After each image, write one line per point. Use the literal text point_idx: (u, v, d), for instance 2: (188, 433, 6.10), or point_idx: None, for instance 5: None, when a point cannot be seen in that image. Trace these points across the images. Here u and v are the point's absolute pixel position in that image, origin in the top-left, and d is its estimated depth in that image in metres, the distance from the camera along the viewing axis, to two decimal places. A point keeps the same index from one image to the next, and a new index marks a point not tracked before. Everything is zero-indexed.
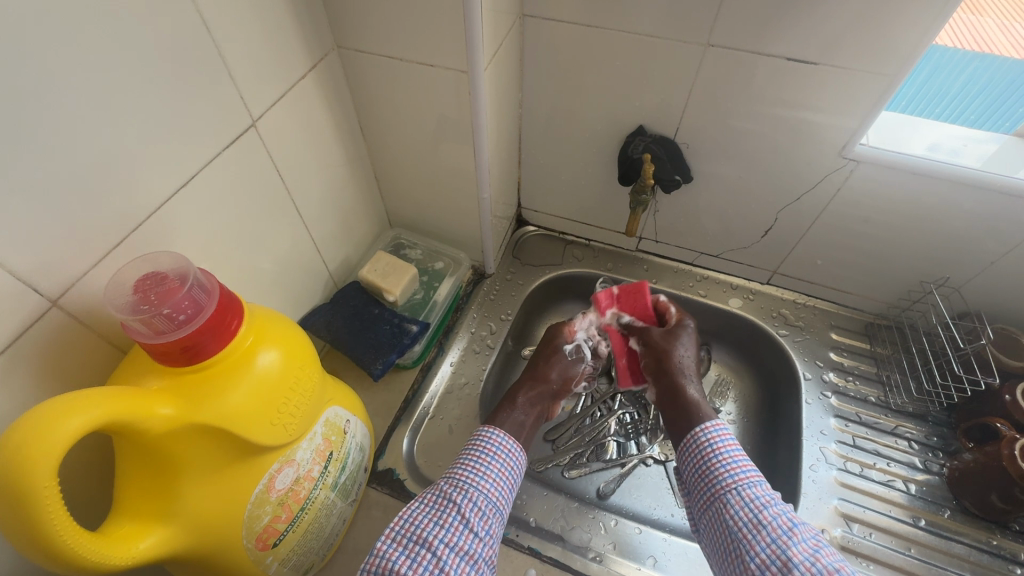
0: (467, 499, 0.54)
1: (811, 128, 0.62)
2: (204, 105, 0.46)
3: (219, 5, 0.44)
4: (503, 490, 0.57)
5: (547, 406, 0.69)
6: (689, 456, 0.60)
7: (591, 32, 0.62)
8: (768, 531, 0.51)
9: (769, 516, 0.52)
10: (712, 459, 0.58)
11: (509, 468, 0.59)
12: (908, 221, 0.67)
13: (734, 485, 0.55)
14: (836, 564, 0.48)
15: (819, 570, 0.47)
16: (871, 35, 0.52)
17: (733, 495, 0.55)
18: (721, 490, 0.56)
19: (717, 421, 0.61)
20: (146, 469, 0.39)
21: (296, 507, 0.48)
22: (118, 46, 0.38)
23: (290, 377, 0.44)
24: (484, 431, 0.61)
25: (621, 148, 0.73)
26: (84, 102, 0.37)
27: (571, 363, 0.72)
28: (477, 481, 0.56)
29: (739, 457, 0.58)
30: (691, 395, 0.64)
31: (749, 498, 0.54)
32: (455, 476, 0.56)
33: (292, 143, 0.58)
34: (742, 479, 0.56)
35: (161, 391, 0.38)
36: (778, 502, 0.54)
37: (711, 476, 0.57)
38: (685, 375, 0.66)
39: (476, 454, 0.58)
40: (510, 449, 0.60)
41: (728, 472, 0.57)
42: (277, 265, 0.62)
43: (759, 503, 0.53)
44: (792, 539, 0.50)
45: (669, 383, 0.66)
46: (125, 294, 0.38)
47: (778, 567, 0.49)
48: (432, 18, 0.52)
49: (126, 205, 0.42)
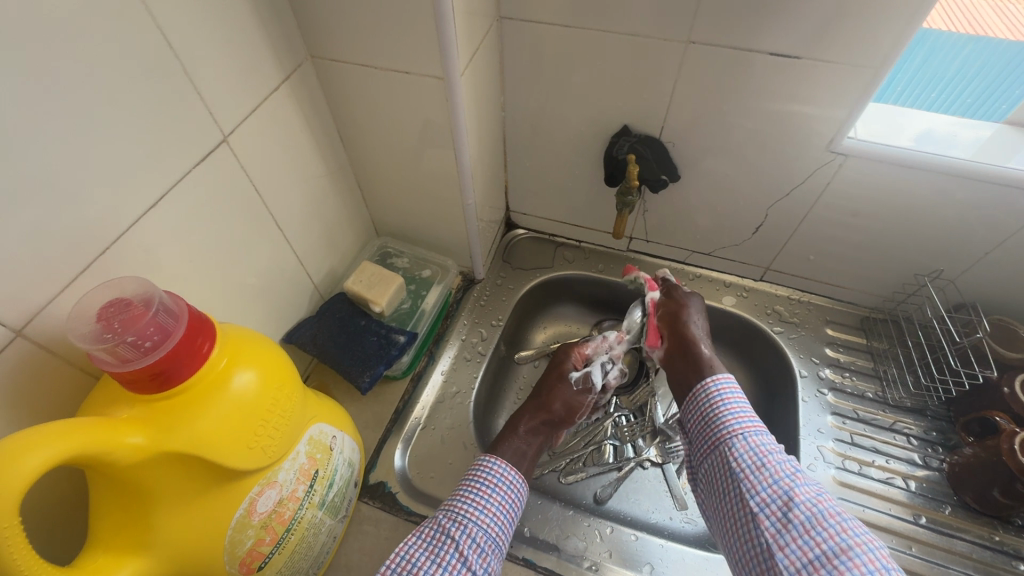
0: (465, 534, 0.53)
1: (797, 122, 0.61)
2: (171, 123, 0.45)
3: (183, 21, 0.43)
4: (502, 524, 0.56)
5: (553, 430, 0.68)
6: (698, 405, 0.60)
7: (569, 32, 0.61)
8: (770, 474, 0.52)
9: (772, 461, 0.53)
10: (721, 407, 0.58)
11: (509, 499, 0.58)
12: (901, 212, 0.65)
13: (739, 431, 0.56)
14: (836, 508, 0.48)
15: (819, 511, 0.48)
16: (856, 28, 0.51)
17: (738, 440, 0.55)
18: (727, 434, 0.56)
19: (731, 376, 0.60)
20: (119, 499, 0.38)
21: (281, 528, 0.48)
22: (76, 68, 0.37)
23: (267, 398, 0.43)
24: (484, 461, 0.60)
25: (606, 148, 0.72)
26: (42, 126, 0.36)
27: (576, 393, 0.70)
28: (476, 515, 0.55)
29: (746, 407, 0.58)
30: (702, 349, 0.64)
31: (754, 444, 0.54)
32: (454, 510, 0.55)
33: (267, 157, 0.57)
34: (749, 426, 0.56)
35: (132, 420, 0.37)
36: (780, 451, 0.54)
37: (719, 422, 0.57)
38: (694, 331, 0.65)
39: (477, 486, 0.57)
40: (512, 481, 0.59)
41: (735, 420, 0.56)
42: (259, 281, 0.61)
43: (764, 449, 0.54)
44: (793, 482, 0.51)
45: (681, 337, 0.65)
46: (87, 322, 0.37)
47: (778, 505, 0.50)
48: (404, 25, 0.51)
49: (90, 230, 0.41)
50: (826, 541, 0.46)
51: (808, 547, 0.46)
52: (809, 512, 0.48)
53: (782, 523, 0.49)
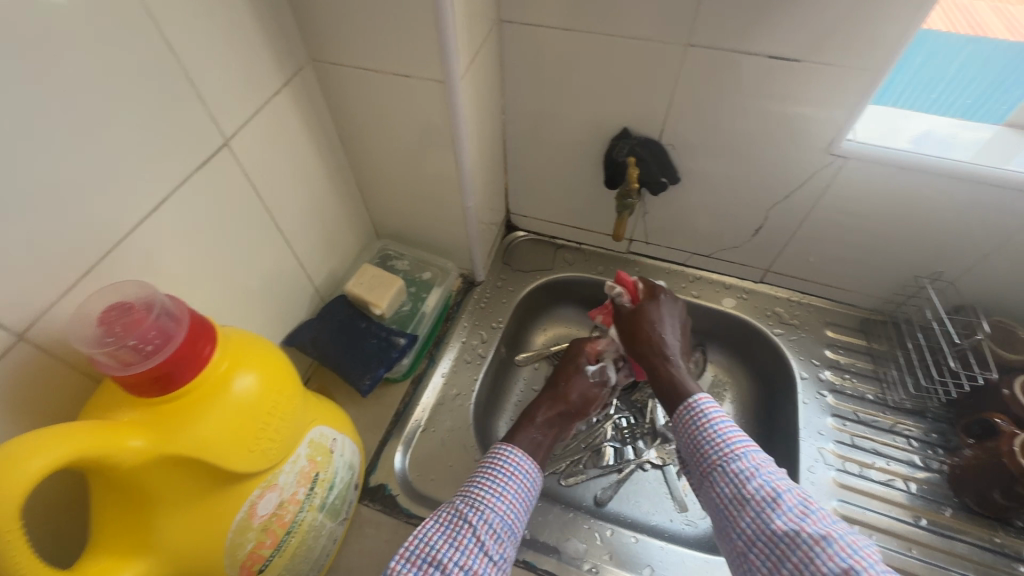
0: (483, 520, 0.53)
1: (798, 125, 0.61)
2: (172, 127, 0.45)
3: (185, 26, 0.43)
4: (518, 511, 0.56)
5: (570, 420, 0.68)
6: (681, 435, 0.59)
7: (569, 35, 0.61)
8: (752, 505, 0.50)
9: (753, 489, 0.51)
10: (700, 438, 0.57)
11: (524, 488, 0.58)
12: (901, 215, 0.65)
13: (719, 462, 0.54)
14: (824, 530, 0.46)
15: (804, 540, 0.46)
16: (855, 31, 0.52)
17: (719, 472, 0.54)
18: (709, 467, 0.55)
19: (701, 395, 0.60)
20: (120, 502, 0.38)
21: (282, 531, 0.48)
22: (77, 71, 0.37)
23: (268, 401, 0.43)
24: (500, 449, 0.60)
25: (606, 151, 0.72)
26: (44, 129, 0.36)
27: (592, 385, 0.71)
28: (492, 502, 0.54)
29: (725, 431, 0.56)
30: (671, 371, 0.64)
31: (735, 473, 0.53)
32: (471, 495, 0.55)
33: (268, 160, 0.57)
34: (727, 453, 0.54)
35: (134, 422, 0.38)
36: (764, 471, 0.52)
37: (700, 454, 0.56)
38: (661, 350, 0.66)
39: (494, 473, 0.57)
40: (528, 470, 0.59)
41: (714, 449, 0.55)
42: (260, 284, 0.61)
43: (745, 477, 0.52)
44: (776, 510, 0.49)
45: (649, 364, 0.66)
46: (90, 326, 0.38)
47: (764, 541, 0.49)
48: (405, 29, 0.51)
49: (92, 234, 0.41)
50: (813, 575, 0.45)
51: None
52: (793, 545, 0.47)
53: (772, 560, 0.48)
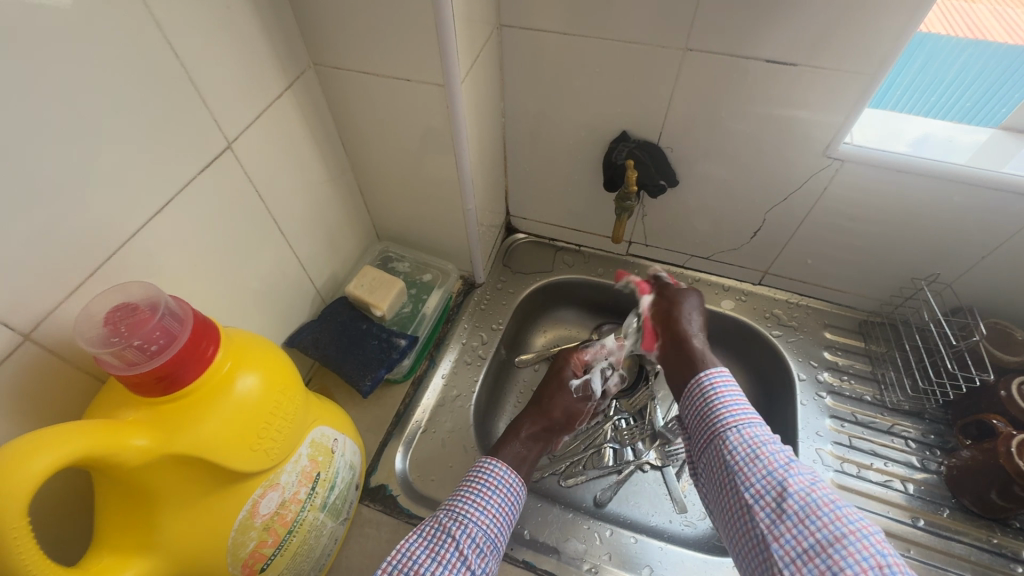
0: (465, 534, 0.53)
1: (796, 127, 0.61)
2: (176, 130, 0.46)
3: (189, 31, 0.44)
4: (501, 524, 0.57)
5: (552, 435, 0.68)
6: (692, 402, 0.59)
7: (568, 39, 0.62)
8: (764, 464, 0.52)
9: (766, 451, 0.53)
10: (716, 400, 0.57)
11: (508, 502, 0.58)
12: (897, 217, 0.66)
13: (734, 423, 0.55)
14: (830, 495, 0.49)
15: (812, 500, 0.48)
16: (850, 35, 0.52)
17: (733, 432, 0.55)
18: (722, 427, 0.56)
19: (724, 368, 0.60)
20: (124, 500, 0.39)
21: (283, 530, 0.48)
22: (83, 75, 0.38)
23: (270, 401, 0.44)
24: (485, 462, 0.60)
25: (605, 154, 0.73)
26: (50, 133, 0.37)
27: (577, 399, 0.71)
28: (476, 516, 0.55)
29: (741, 398, 0.57)
30: (696, 344, 0.63)
31: (748, 435, 0.54)
32: (455, 509, 0.56)
33: (270, 162, 0.57)
34: (742, 418, 0.56)
35: (138, 422, 0.38)
36: (775, 439, 0.54)
37: (713, 415, 0.57)
38: (689, 325, 0.65)
39: (477, 486, 0.58)
40: (511, 483, 0.59)
41: (729, 412, 0.56)
42: (261, 286, 0.61)
43: (758, 440, 0.54)
44: (787, 471, 0.51)
45: (675, 335, 0.65)
46: (96, 326, 0.38)
47: (773, 497, 0.50)
48: (406, 33, 0.52)
49: (97, 236, 0.42)
50: (821, 530, 0.47)
51: (801, 537, 0.47)
52: (803, 501, 0.48)
53: (777, 513, 0.49)
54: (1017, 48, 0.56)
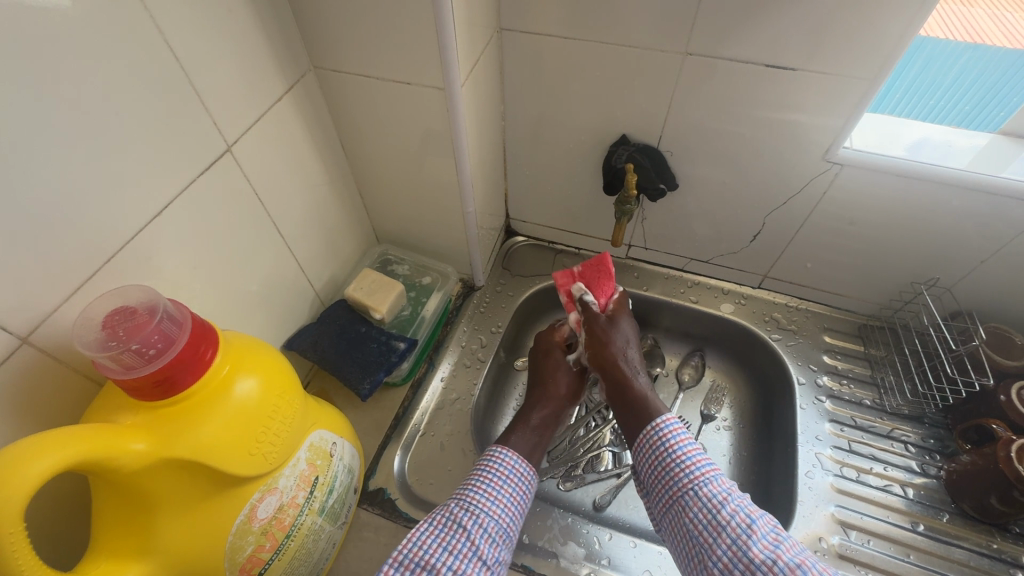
0: (477, 525, 0.53)
1: (796, 131, 0.61)
2: (176, 133, 0.46)
3: (189, 33, 0.44)
4: (513, 515, 0.56)
5: (557, 414, 0.68)
6: (643, 465, 0.59)
7: (568, 43, 0.62)
8: (727, 532, 0.50)
9: (727, 515, 0.51)
10: (667, 461, 0.57)
11: (520, 492, 0.58)
12: (896, 222, 0.66)
13: (690, 486, 0.54)
14: (797, 558, 0.47)
15: (780, 569, 0.46)
16: (850, 39, 0.52)
17: (691, 496, 0.54)
18: (680, 491, 0.55)
19: (670, 416, 0.60)
20: (122, 504, 0.39)
21: (281, 535, 0.48)
22: (82, 78, 0.38)
23: (268, 406, 0.43)
24: (495, 452, 0.60)
25: (605, 157, 0.73)
26: (49, 136, 0.37)
27: (576, 375, 0.71)
28: (487, 506, 0.55)
29: (692, 455, 0.56)
30: (640, 386, 0.63)
31: (707, 496, 0.53)
32: (466, 499, 0.55)
33: (270, 165, 0.57)
34: (698, 477, 0.54)
35: (136, 426, 0.38)
36: (735, 495, 0.53)
37: (668, 478, 0.56)
38: (629, 365, 0.65)
39: (489, 477, 0.57)
40: (522, 474, 0.59)
41: (683, 473, 0.55)
42: (260, 288, 0.61)
43: (717, 501, 0.52)
44: (751, 537, 0.49)
45: (617, 377, 0.64)
46: (93, 330, 0.38)
47: (741, 570, 0.48)
48: (406, 37, 0.52)
49: (95, 239, 0.42)
50: None
51: None
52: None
53: None
54: (1016, 52, 0.56)
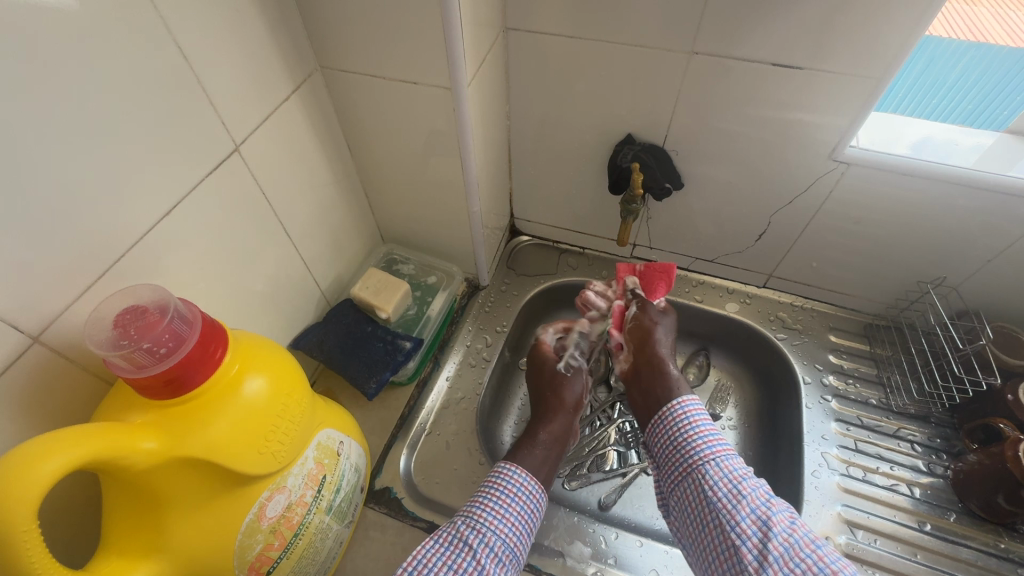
0: (484, 543, 0.53)
1: (802, 130, 0.61)
2: (184, 133, 0.46)
3: (197, 33, 0.44)
4: (521, 533, 0.56)
5: (568, 430, 0.68)
6: (665, 434, 0.63)
7: (574, 42, 0.62)
8: (747, 501, 0.54)
9: (747, 487, 0.55)
10: (689, 433, 0.61)
11: (528, 509, 0.58)
12: (902, 221, 0.66)
13: (711, 458, 0.58)
14: (811, 535, 0.51)
15: (795, 542, 0.50)
16: (857, 38, 0.52)
17: (712, 466, 0.57)
18: (700, 461, 0.58)
19: (692, 396, 0.64)
20: (132, 502, 0.39)
21: (289, 533, 0.48)
22: (91, 79, 0.38)
23: (277, 404, 0.44)
24: (504, 469, 0.60)
25: (610, 156, 0.73)
26: (59, 136, 0.37)
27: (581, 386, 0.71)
28: (495, 525, 0.55)
29: (713, 431, 0.61)
30: (671, 372, 0.67)
31: (727, 469, 0.57)
32: (472, 517, 0.55)
33: (276, 165, 0.57)
34: (719, 451, 0.58)
35: (146, 425, 0.38)
36: (752, 474, 0.57)
37: (689, 449, 0.60)
38: (665, 353, 0.68)
39: (497, 494, 0.58)
40: (532, 492, 0.59)
41: (705, 446, 0.59)
42: (267, 288, 0.61)
43: (737, 475, 0.56)
44: (770, 509, 0.53)
45: (652, 360, 0.68)
46: (105, 329, 0.38)
47: (759, 535, 0.51)
48: (413, 37, 0.52)
49: (104, 239, 0.42)
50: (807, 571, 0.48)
51: None
52: (787, 543, 0.50)
53: (766, 551, 0.50)
54: (1019, 51, 0.56)
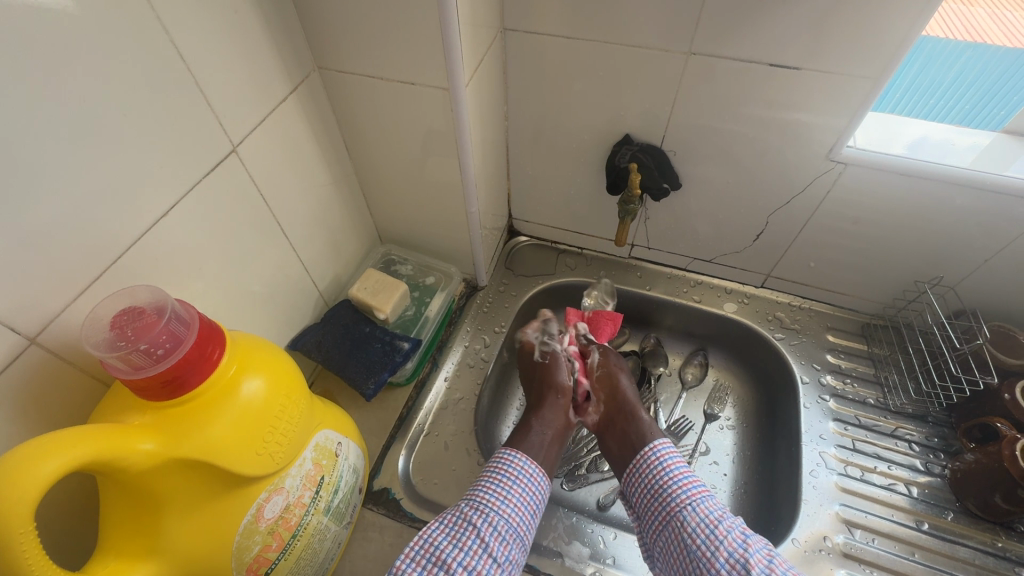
0: (487, 523, 0.54)
1: (799, 130, 0.61)
2: (181, 134, 0.46)
3: (195, 34, 0.44)
4: (524, 514, 0.57)
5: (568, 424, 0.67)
6: (641, 480, 0.62)
7: (572, 43, 0.62)
8: (724, 545, 0.54)
9: (724, 530, 0.55)
10: (664, 478, 0.61)
11: (531, 491, 0.59)
12: (899, 221, 0.66)
13: (688, 501, 0.58)
14: (788, 573, 0.52)
15: None
16: (853, 40, 0.52)
17: (689, 511, 0.57)
18: (677, 507, 0.58)
19: (664, 439, 0.64)
20: (129, 504, 0.39)
21: (287, 534, 0.48)
22: (89, 79, 0.38)
23: (275, 405, 0.44)
24: (505, 454, 0.61)
25: (609, 156, 0.73)
26: (56, 137, 0.37)
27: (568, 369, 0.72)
28: (497, 506, 0.56)
29: (687, 473, 0.61)
30: (644, 418, 0.67)
31: (704, 513, 0.57)
32: (476, 498, 0.57)
33: (274, 165, 0.57)
34: (694, 494, 0.58)
35: (143, 426, 0.38)
36: (728, 514, 0.57)
37: (665, 495, 0.60)
38: (634, 399, 0.69)
39: (499, 478, 0.59)
40: (533, 475, 0.60)
41: (680, 490, 0.59)
42: (265, 288, 0.61)
43: (713, 518, 0.56)
44: (747, 551, 0.53)
45: (622, 408, 0.68)
46: (102, 331, 0.38)
47: None
48: (411, 38, 0.52)
49: (103, 240, 0.42)
50: None
51: None
52: None
53: None
54: (1015, 52, 0.56)
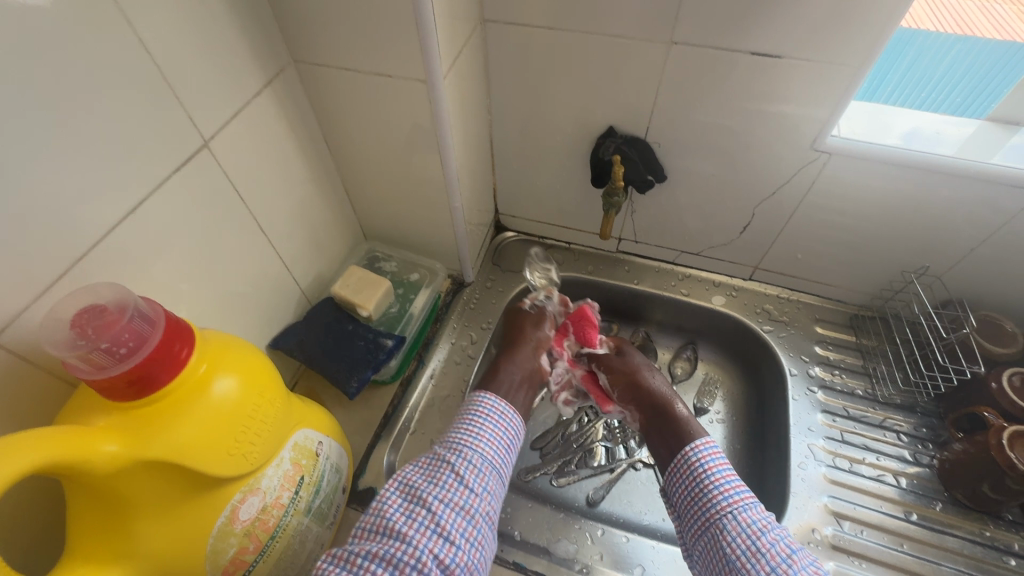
0: (461, 458, 0.56)
1: (784, 120, 0.60)
2: (149, 129, 0.44)
3: (161, 26, 0.43)
4: (498, 449, 0.59)
5: (539, 370, 0.69)
6: (680, 479, 0.60)
7: (553, 34, 0.61)
8: (767, 558, 0.50)
9: (767, 542, 0.51)
10: (704, 480, 0.58)
11: (503, 429, 0.61)
12: (885, 211, 0.66)
13: (729, 509, 0.55)
14: None
15: None
16: (834, 26, 0.52)
17: (729, 520, 0.54)
18: (717, 514, 0.55)
19: (708, 440, 0.61)
20: (95, 508, 0.38)
21: (265, 536, 0.47)
22: (46, 72, 0.36)
23: (248, 404, 0.43)
24: (475, 398, 0.63)
25: (592, 150, 0.72)
26: (13, 132, 0.36)
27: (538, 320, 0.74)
28: (470, 442, 0.58)
29: (731, 477, 0.57)
30: (680, 411, 0.65)
31: (746, 522, 0.53)
32: (451, 440, 0.59)
33: (250, 161, 0.56)
34: (737, 502, 0.55)
35: (109, 428, 0.37)
36: (775, 525, 0.53)
37: (705, 500, 0.57)
38: (664, 392, 0.67)
39: (469, 418, 0.60)
40: (503, 411, 0.62)
41: (723, 495, 0.56)
42: (244, 286, 0.60)
43: (756, 529, 0.52)
44: (791, 567, 0.49)
45: (653, 403, 0.66)
46: (62, 330, 0.37)
47: None
48: (387, 29, 0.51)
49: (68, 240, 0.41)
50: None
51: None
52: None
53: None
54: (1006, 44, 0.56)
